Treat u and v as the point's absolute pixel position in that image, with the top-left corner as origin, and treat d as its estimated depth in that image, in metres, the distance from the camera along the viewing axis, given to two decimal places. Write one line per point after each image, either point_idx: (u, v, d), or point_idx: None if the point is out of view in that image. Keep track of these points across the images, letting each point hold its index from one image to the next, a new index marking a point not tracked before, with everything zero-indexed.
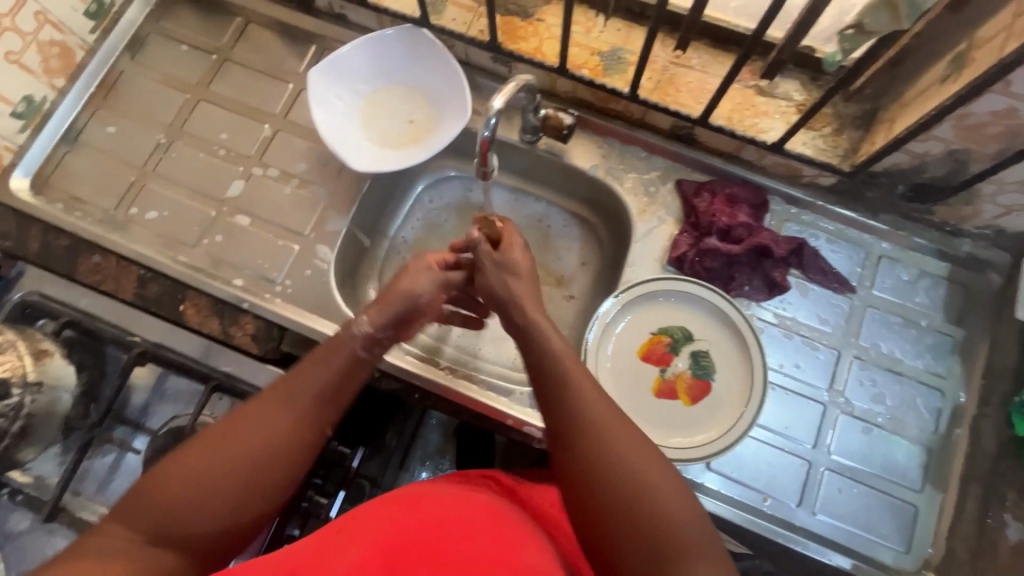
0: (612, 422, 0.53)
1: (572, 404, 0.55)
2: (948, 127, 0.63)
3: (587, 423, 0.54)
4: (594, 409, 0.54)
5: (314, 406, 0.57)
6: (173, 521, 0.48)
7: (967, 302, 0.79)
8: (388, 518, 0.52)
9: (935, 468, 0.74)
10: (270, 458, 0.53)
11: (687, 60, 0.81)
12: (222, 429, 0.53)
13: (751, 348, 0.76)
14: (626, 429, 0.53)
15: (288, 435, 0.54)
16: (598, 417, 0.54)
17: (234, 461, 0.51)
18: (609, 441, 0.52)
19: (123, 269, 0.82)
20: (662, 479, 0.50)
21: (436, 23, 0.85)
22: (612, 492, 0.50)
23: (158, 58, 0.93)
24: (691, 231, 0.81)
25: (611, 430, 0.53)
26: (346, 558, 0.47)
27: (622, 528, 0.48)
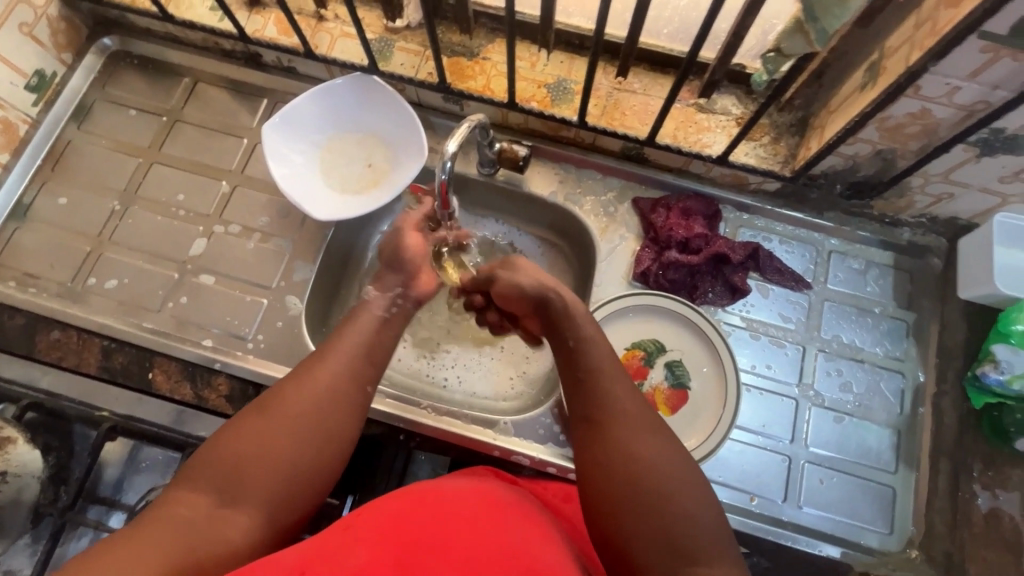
0: (637, 419, 0.58)
1: (605, 398, 0.59)
2: (872, 129, 0.67)
3: (619, 434, 0.57)
4: (625, 405, 0.59)
5: (357, 366, 0.61)
6: (238, 481, 0.52)
7: (914, 286, 0.84)
8: (396, 517, 0.51)
9: (905, 448, 0.78)
10: (319, 413, 0.57)
11: (630, 85, 0.84)
12: (274, 398, 0.57)
13: (721, 353, 0.79)
14: (649, 428, 0.58)
15: (333, 388, 0.58)
16: (628, 412, 0.58)
17: (292, 425, 0.55)
18: (636, 435, 0.57)
19: (86, 342, 0.80)
20: (689, 489, 0.53)
21: (385, 70, 0.87)
22: (641, 503, 0.53)
23: (106, 125, 0.92)
24: (652, 246, 0.84)
25: (639, 434, 0.57)
26: (355, 561, 0.47)
27: (653, 536, 0.51)
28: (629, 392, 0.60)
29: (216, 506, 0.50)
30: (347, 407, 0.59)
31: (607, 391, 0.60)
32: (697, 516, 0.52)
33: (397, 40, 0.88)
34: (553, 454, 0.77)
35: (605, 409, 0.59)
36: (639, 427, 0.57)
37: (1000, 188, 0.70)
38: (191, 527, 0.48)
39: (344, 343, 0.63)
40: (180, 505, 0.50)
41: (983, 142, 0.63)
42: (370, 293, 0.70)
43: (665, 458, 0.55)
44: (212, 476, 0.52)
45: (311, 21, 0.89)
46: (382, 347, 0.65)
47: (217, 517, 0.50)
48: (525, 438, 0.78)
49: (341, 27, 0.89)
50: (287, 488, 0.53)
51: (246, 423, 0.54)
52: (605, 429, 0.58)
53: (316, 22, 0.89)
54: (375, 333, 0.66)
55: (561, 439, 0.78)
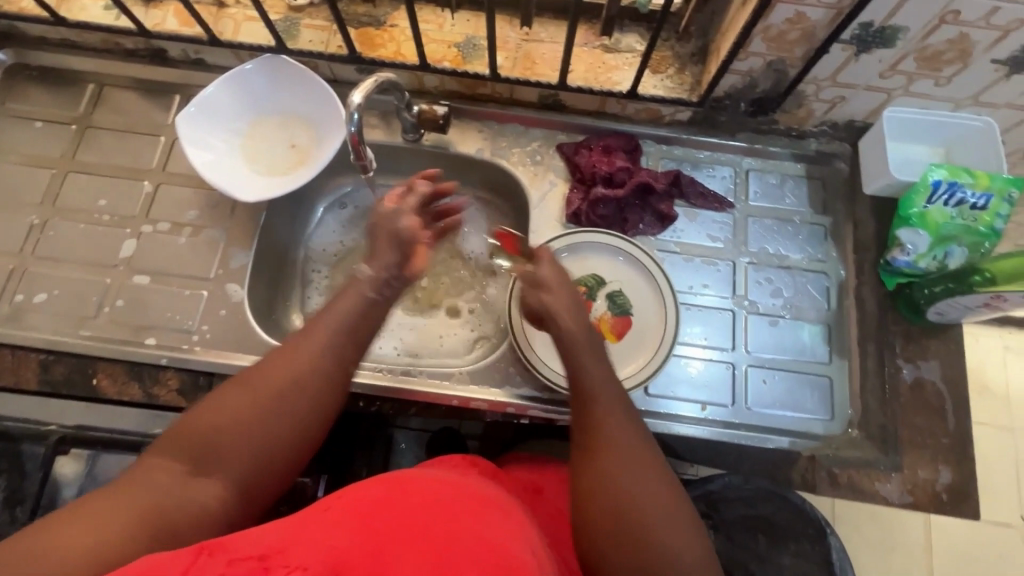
0: (631, 452, 0.53)
1: (599, 423, 0.56)
2: (759, 41, 0.72)
3: (603, 458, 0.53)
4: (618, 434, 0.55)
5: (340, 344, 0.59)
6: (212, 450, 0.51)
7: (826, 192, 0.89)
8: (378, 503, 0.52)
9: (837, 339, 0.83)
10: (299, 390, 0.55)
11: (536, 35, 0.87)
12: (255, 370, 0.55)
13: (657, 277, 0.83)
14: (641, 462, 0.53)
15: (314, 365, 0.56)
16: (620, 441, 0.54)
17: (269, 398, 0.53)
18: (625, 468, 0.52)
19: (22, 359, 0.78)
20: (671, 524, 0.49)
21: (294, 48, 0.87)
22: (616, 524, 0.49)
23: (12, 141, 0.89)
24: (580, 187, 0.87)
25: (630, 465, 0.52)
26: (335, 539, 0.46)
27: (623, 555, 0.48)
28: (627, 420, 0.56)
29: (191, 474, 0.50)
30: (327, 385, 0.57)
31: (602, 406, 0.57)
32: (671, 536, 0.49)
33: (301, 18, 0.88)
34: (510, 395, 0.79)
35: (592, 421, 0.56)
36: (625, 450, 0.53)
37: (882, 83, 0.76)
38: (164, 495, 0.48)
39: (328, 320, 0.60)
40: (156, 471, 0.50)
41: (857, 39, 0.69)
42: (364, 271, 0.65)
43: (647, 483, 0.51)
44: (186, 443, 0.51)
45: (212, 9, 0.89)
46: (370, 327, 0.63)
47: (190, 486, 0.49)
48: (482, 384, 0.80)
49: (243, 11, 0.89)
50: (264, 462, 0.52)
51: (223, 395, 0.53)
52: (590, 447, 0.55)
53: (217, 9, 0.89)
54: (364, 313, 0.62)
55: (518, 381, 0.80)
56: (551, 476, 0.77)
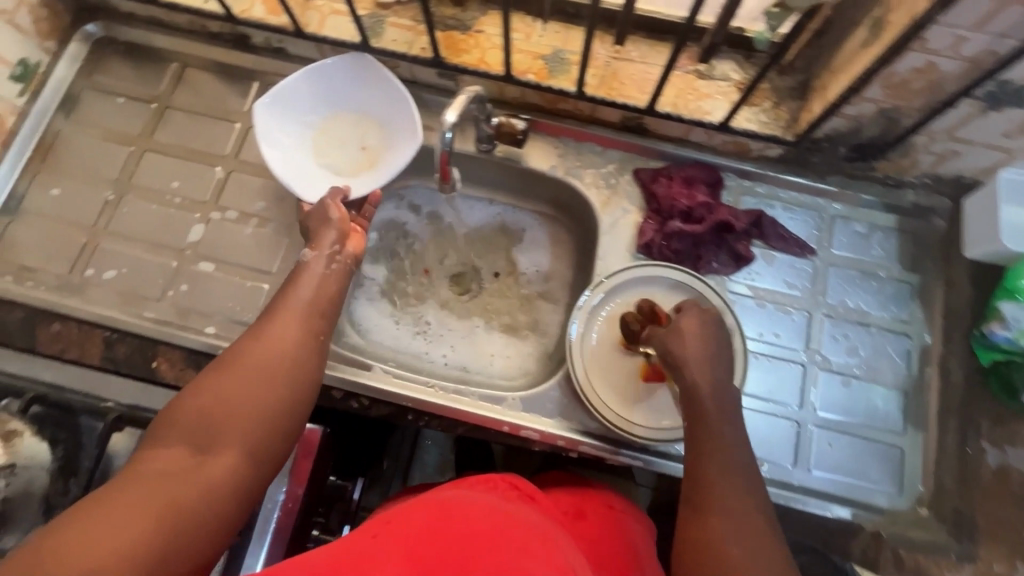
0: (740, 512, 0.55)
1: (709, 484, 0.58)
2: (877, 87, 0.67)
3: (713, 520, 0.55)
4: (727, 494, 0.56)
5: (305, 318, 0.61)
6: (208, 428, 0.50)
7: (918, 248, 0.83)
8: (426, 528, 0.51)
9: (913, 409, 0.78)
10: (278, 361, 0.56)
11: (627, 53, 0.83)
12: (231, 354, 0.56)
13: (728, 322, 0.78)
14: (749, 524, 0.54)
15: (288, 338, 0.58)
16: (732, 502, 0.56)
17: (252, 372, 0.54)
18: (730, 529, 0.54)
19: (87, 333, 0.79)
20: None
21: (377, 46, 0.85)
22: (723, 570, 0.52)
23: (94, 114, 0.90)
24: (655, 217, 0.83)
25: (734, 524, 0.54)
26: (387, 570, 0.46)
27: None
28: (736, 483, 0.57)
29: (192, 454, 0.48)
30: (303, 350, 0.58)
31: (718, 458, 0.59)
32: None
33: (388, 15, 0.86)
34: (561, 427, 0.77)
35: (704, 472, 0.59)
36: (732, 508, 0.55)
37: (1006, 143, 0.70)
38: (172, 477, 0.46)
39: (293, 301, 0.63)
40: (160, 461, 0.48)
41: (989, 97, 0.63)
42: (308, 255, 0.68)
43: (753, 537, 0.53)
44: (179, 431, 0.50)
45: None
46: (329, 298, 0.66)
47: (194, 464, 0.48)
48: (533, 412, 0.78)
49: (330, 4, 0.87)
50: (263, 433, 0.52)
51: (204, 380, 0.53)
52: (700, 493, 0.57)
53: None
54: (320, 287, 0.66)
55: (570, 413, 0.77)
56: (591, 501, 0.72)
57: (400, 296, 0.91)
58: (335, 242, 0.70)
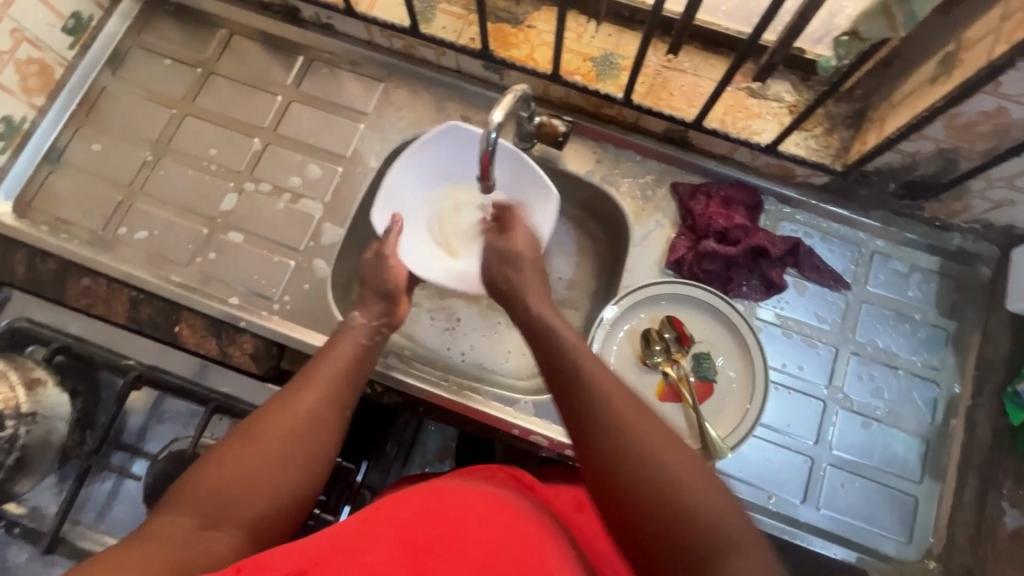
0: (642, 423, 0.50)
1: (593, 412, 0.52)
2: (940, 126, 0.64)
3: (614, 441, 0.50)
4: (623, 409, 0.52)
5: (338, 388, 0.62)
6: (224, 501, 0.50)
7: (958, 294, 0.80)
8: (412, 517, 0.51)
9: (932, 459, 0.76)
10: (304, 436, 0.57)
11: (679, 63, 0.81)
12: (259, 420, 0.56)
13: (751, 349, 0.76)
14: (658, 432, 0.50)
15: (319, 412, 0.59)
16: (626, 417, 0.51)
17: (277, 446, 0.55)
18: (633, 448, 0.49)
19: (115, 291, 0.80)
20: (697, 480, 0.47)
21: (426, 32, 0.84)
22: (661, 514, 0.46)
23: (140, 73, 0.90)
24: (688, 234, 0.81)
25: (636, 436, 0.50)
26: (371, 555, 0.47)
27: (674, 547, 0.45)
28: (621, 394, 0.53)
29: (201, 526, 0.48)
30: (329, 427, 0.58)
31: (610, 402, 0.52)
32: (711, 504, 0.46)
33: (440, 2, 0.86)
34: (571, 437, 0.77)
35: (598, 422, 0.52)
36: (629, 424, 0.50)
37: None
38: (179, 546, 0.46)
39: (331, 368, 0.63)
40: (169, 526, 0.48)
41: None
42: (354, 321, 0.71)
43: (680, 458, 0.48)
44: (196, 499, 0.50)
45: None
46: (361, 370, 0.66)
47: (201, 537, 0.48)
48: (544, 419, 0.77)
49: None
50: (272, 510, 0.52)
51: (231, 447, 0.54)
52: (608, 442, 0.50)
53: None
54: (359, 356, 0.67)
55: None
56: None
57: (422, 286, 0.90)
58: (381, 315, 0.73)
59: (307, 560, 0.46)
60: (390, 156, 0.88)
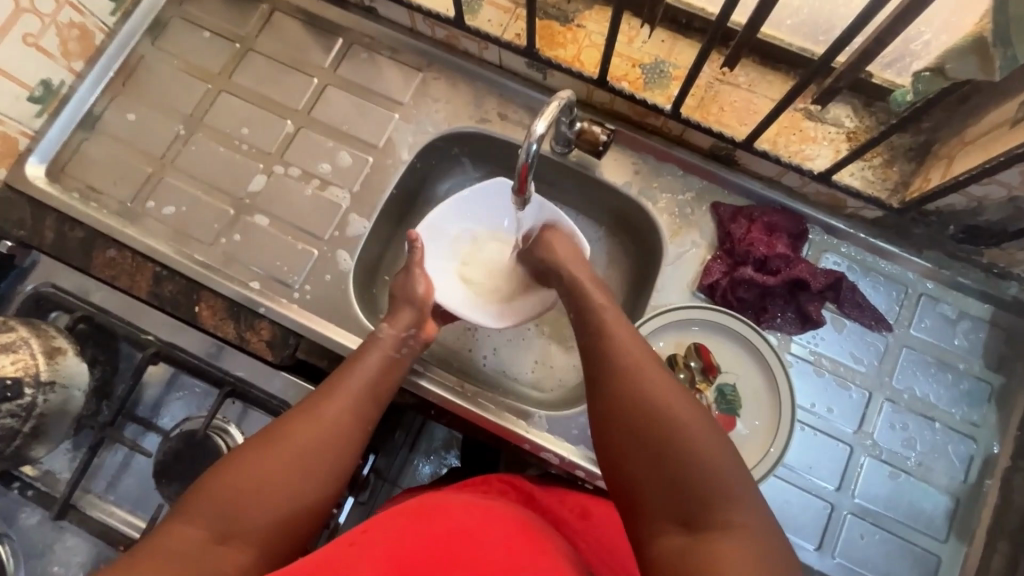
0: (651, 372, 0.56)
1: (610, 359, 0.58)
2: (1015, 173, 0.59)
3: (623, 384, 0.55)
4: (632, 359, 0.57)
5: (358, 402, 0.63)
6: (235, 513, 0.51)
7: (1009, 348, 0.76)
8: (401, 533, 0.50)
9: (960, 519, 0.72)
10: (320, 452, 0.57)
11: (734, 77, 0.77)
12: (278, 430, 0.58)
13: (780, 387, 0.73)
14: (663, 382, 0.54)
15: (335, 426, 0.60)
16: (636, 366, 0.56)
17: (294, 461, 0.56)
18: (640, 391, 0.54)
19: (138, 265, 0.80)
20: (701, 430, 0.50)
21: (471, 24, 0.81)
22: (652, 447, 0.50)
23: (179, 44, 0.89)
24: (725, 258, 0.77)
25: (646, 386, 0.54)
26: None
27: (660, 481, 0.49)
28: (637, 348, 0.59)
29: (213, 540, 0.49)
30: (345, 443, 0.59)
31: (629, 355, 0.58)
32: (709, 453, 0.49)
33: None
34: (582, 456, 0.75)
35: (616, 367, 0.57)
36: (640, 374, 0.55)
37: None
38: (189, 561, 0.47)
39: (351, 381, 0.64)
40: (180, 536, 0.49)
41: None
42: (382, 332, 0.71)
43: (685, 409, 0.52)
44: (211, 508, 0.51)
45: None
46: (386, 384, 0.67)
47: (212, 553, 0.49)
48: (557, 435, 0.75)
49: None
50: (282, 522, 0.53)
51: (245, 456, 0.55)
52: (616, 386, 0.56)
53: None
54: (382, 370, 0.67)
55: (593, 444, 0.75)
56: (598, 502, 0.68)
57: None
58: (410, 325, 0.73)
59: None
60: (422, 150, 0.86)
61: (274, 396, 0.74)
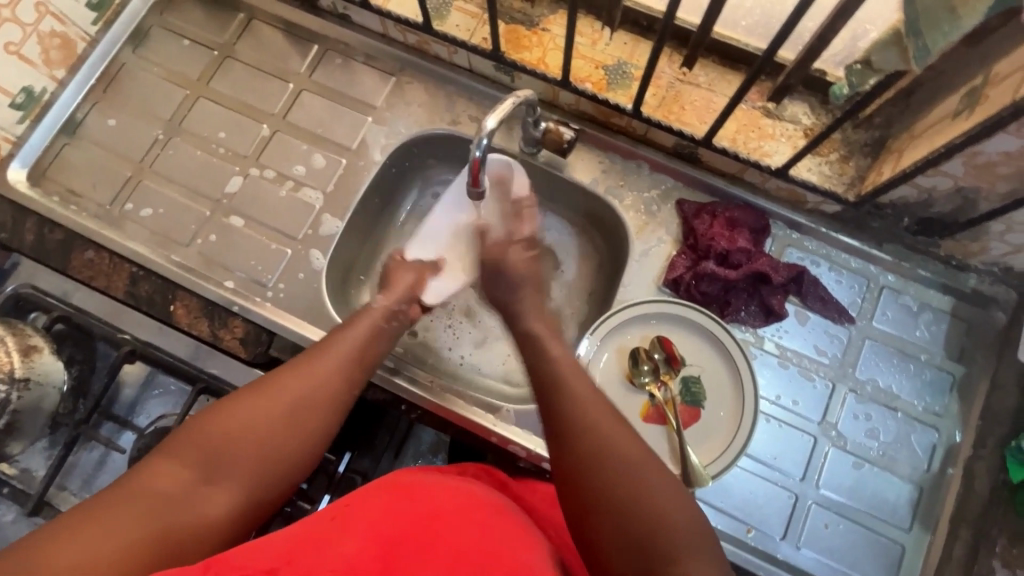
0: (603, 418, 0.54)
1: (563, 400, 0.57)
2: (958, 164, 0.61)
3: (581, 439, 0.53)
4: (586, 402, 0.56)
5: (348, 359, 0.64)
6: (221, 462, 0.52)
7: (969, 338, 0.77)
8: (384, 511, 0.50)
9: (924, 508, 0.73)
10: (309, 405, 0.58)
11: (694, 77, 0.79)
12: (268, 381, 0.58)
13: (744, 378, 0.74)
14: (617, 427, 0.54)
15: (324, 379, 0.60)
16: (588, 412, 0.55)
17: (281, 412, 0.56)
18: (595, 444, 0.52)
19: (116, 266, 0.81)
20: (663, 486, 0.50)
21: (439, 29, 0.84)
22: (609, 510, 0.49)
23: (159, 52, 0.92)
24: (689, 254, 0.79)
25: (603, 438, 0.53)
26: (343, 549, 0.46)
27: (620, 542, 0.48)
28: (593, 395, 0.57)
29: (198, 482, 0.50)
30: (335, 397, 0.60)
31: (580, 405, 0.55)
32: (670, 514, 0.48)
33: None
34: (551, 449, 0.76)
35: (569, 424, 0.54)
36: (598, 421, 0.54)
37: None
38: (169, 505, 0.48)
39: (342, 340, 0.65)
40: (164, 478, 0.50)
41: None
42: (376, 303, 0.73)
43: (644, 468, 0.51)
44: (194, 451, 0.52)
45: None
46: (373, 348, 0.68)
47: (196, 494, 0.50)
48: (525, 428, 0.77)
49: None
50: (270, 473, 0.54)
51: (232, 402, 0.55)
52: (574, 442, 0.53)
53: None
54: (373, 333, 0.68)
55: None
56: None
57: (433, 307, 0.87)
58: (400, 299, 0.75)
59: (277, 558, 0.45)
60: (395, 151, 0.88)
61: None
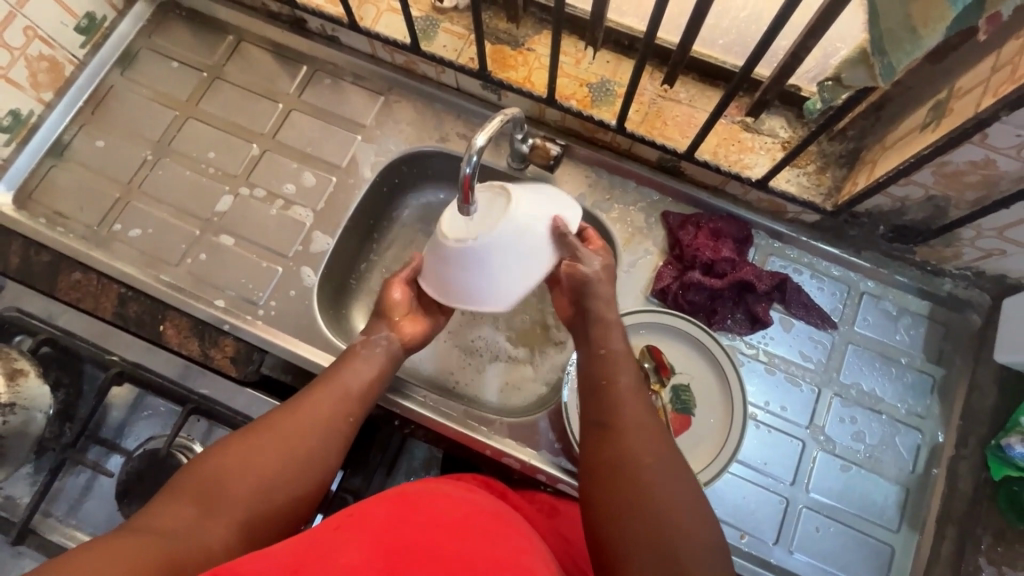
0: (642, 428, 0.59)
1: (610, 401, 0.61)
2: (928, 173, 0.64)
3: (625, 439, 0.58)
4: (628, 404, 0.61)
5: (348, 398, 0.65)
6: (223, 493, 0.53)
7: (947, 342, 0.79)
8: (388, 520, 0.50)
9: (911, 509, 0.75)
10: (313, 440, 0.59)
11: (675, 94, 0.82)
12: (272, 418, 0.60)
13: (732, 385, 0.75)
14: (657, 439, 0.58)
15: (326, 415, 0.62)
16: (632, 418, 0.59)
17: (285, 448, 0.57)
18: (638, 450, 0.57)
19: (104, 287, 0.81)
20: (689, 504, 0.54)
21: (427, 50, 0.85)
22: (639, 510, 0.53)
23: (149, 74, 0.92)
24: (675, 264, 0.81)
25: (642, 445, 0.57)
26: (349, 559, 0.46)
27: (645, 546, 0.51)
28: (637, 402, 0.61)
29: (199, 515, 0.51)
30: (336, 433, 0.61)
31: (626, 412, 0.60)
32: (690, 526, 0.52)
33: (443, 20, 0.87)
34: (545, 461, 0.76)
35: (615, 426, 0.59)
36: (640, 426, 0.59)
37: None
38: (173, 537, 0.48)
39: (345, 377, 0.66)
40: (167, 513, 0.50)
41: None
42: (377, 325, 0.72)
43: (674, 481, 0.55)
44: (197, 486, 0.52)
45: None
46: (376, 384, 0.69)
47: (198, 527, 0.50)
48: (518, 440, 0.77)
49: (388, 2, 0.88)
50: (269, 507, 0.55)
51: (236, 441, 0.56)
52: (616, 442, 0.58)
53: None
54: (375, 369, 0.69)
55: (556, 448, 0.76)
56: (566, 502, 0.73)
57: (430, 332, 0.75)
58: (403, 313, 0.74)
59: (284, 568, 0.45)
60: (385, 168, 0.89)
61: (239, 413, 0.76)
